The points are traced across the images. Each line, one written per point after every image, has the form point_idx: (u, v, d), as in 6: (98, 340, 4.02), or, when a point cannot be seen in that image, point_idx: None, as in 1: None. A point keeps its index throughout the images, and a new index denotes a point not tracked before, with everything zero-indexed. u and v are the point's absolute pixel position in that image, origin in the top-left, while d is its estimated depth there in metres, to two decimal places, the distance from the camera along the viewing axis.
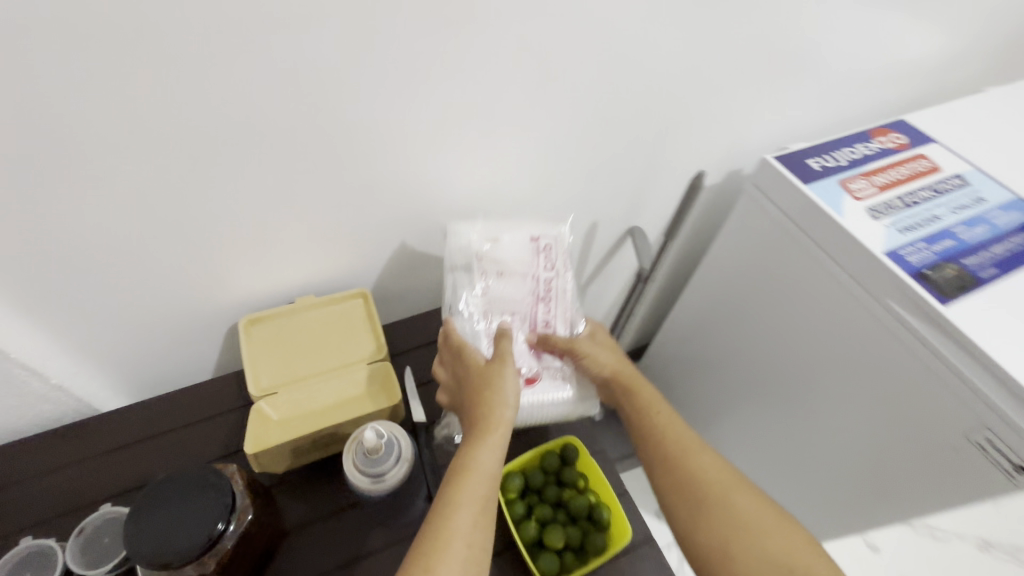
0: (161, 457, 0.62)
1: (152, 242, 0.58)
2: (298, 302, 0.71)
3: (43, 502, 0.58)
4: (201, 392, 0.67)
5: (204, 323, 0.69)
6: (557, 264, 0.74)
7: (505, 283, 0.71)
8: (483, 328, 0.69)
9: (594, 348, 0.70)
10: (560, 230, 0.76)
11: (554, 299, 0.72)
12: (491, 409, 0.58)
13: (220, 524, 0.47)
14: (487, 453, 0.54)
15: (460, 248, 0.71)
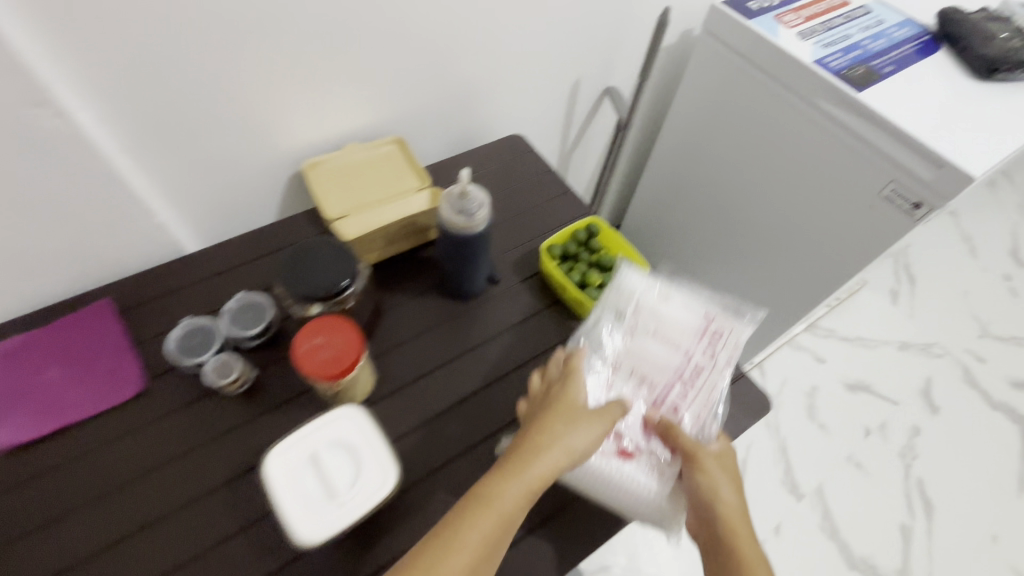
0: (255, 276, 0.73)
1: (215, 83, 0.65)
2: (345, 149, 0.82)
3: (159, 317, 0.68)
4: (277, 227, 0.79)
5: (258, 174, 0.78)
6: (719, 355, 0.66)
7: (651, 346, 0.66)
8: (603, 372, 0.65)
9: (717, 474, 0.58)
10: (740, 326, 0.68)
11: (694, 386, 0.65)
12: (553, 449, 0.52)
13: (344, 281, 0.60)
14: (513, 491, 0.49)
15: (623, 291, 0.68)
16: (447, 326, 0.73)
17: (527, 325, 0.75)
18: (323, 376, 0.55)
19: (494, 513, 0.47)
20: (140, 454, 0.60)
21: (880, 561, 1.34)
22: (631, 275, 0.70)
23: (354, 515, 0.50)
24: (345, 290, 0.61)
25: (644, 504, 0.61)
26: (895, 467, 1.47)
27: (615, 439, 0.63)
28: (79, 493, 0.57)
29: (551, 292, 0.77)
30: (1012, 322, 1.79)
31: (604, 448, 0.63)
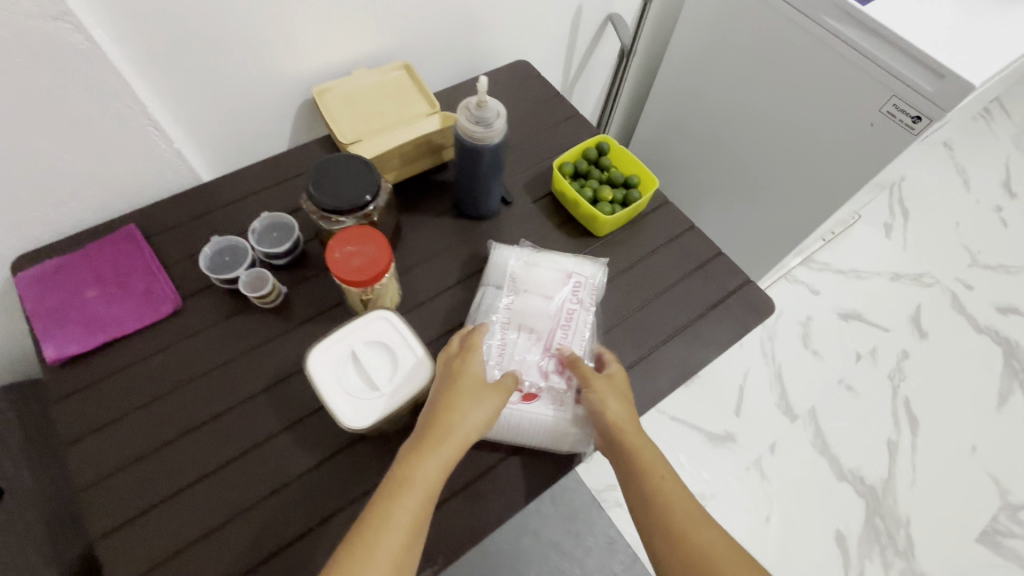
0: (276, 201, 0.75)
1: (222, 6, 0.64)
2: (355, 74, 0.82)
3: (186, 240, 0.70)
4: (293, 155, 0.80)
5: (270, 99, 0.79)
6: (584, 296, 0.69)
7: (527, 303, 0.67)
8: (493, 336, 0.66)
9: (606, 391, 0.60)
10: (594, 268, 0.71)
11: (573, 325, 0.67)
12: (460, 427, 0.54)
13: (367, 196, 0.62)
14: (432, 464, 0.51)
15: (498, 267, 0.71)
16: (467, 243, 0.76)
17: (543, 242, 0.77)
18: (354, 282, 0.58)
19: (416, 489, 0.49)
20: (185, 363, 0.62)
21: (867, 472, 1.43)
22: (508, 250, 0.73)
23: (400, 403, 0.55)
24: (365, 207, 0.62)
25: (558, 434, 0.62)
26: (884, 389, 1.55)
27: (516, 387, 0.64)
28: (130, 398, 0.60)
29: (565, 210, 0.80)
30: (1002, 250, 1.84)
31: (507, 398, 0.63)
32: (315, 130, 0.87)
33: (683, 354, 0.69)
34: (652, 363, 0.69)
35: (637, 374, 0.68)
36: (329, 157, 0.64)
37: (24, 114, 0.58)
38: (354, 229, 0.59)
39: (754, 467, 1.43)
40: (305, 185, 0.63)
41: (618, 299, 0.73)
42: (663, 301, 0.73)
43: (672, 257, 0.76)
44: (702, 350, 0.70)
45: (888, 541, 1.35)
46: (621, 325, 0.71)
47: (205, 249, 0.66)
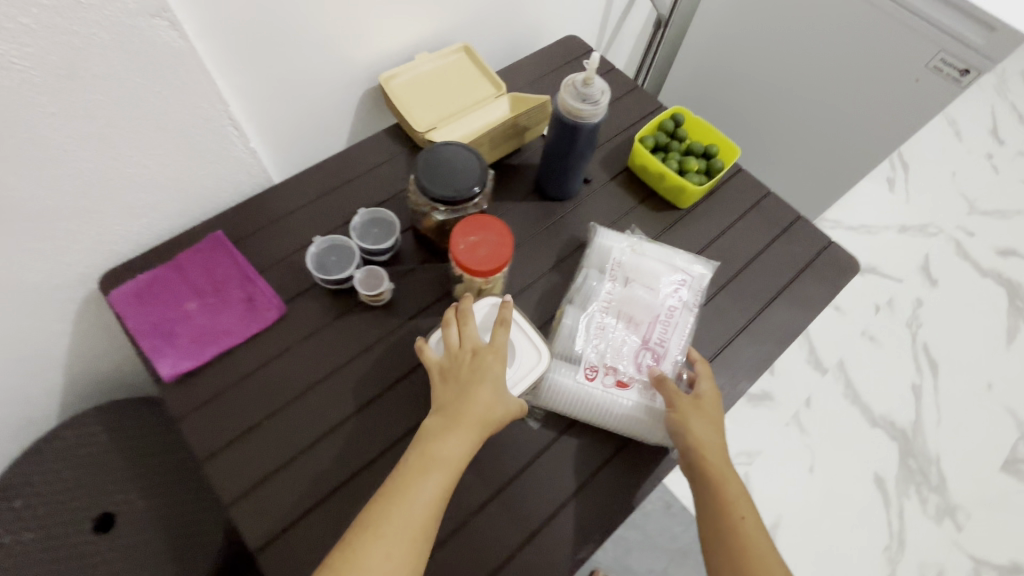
0: (359, 196, 0.73)
1: None
2: (418, 58, 0.79)
3: (276, 244, 0.68)
4: (364, 147, 0.77)
5: (337, 90, 0.75)
6: (687, 298, 0.68)
7: (631, 294, 0.68)
8: (592, 321, 0.66)
9: (688, 412, 0.59)
10: (701, 269, 0.70)
11: (673, 325, 0.67)
12: (481, 418, 0.50)
13: (477, 187, 0.60)
14: (450, 447, 0.48)
15: (600, 252, 0.70)
16: (555, 225, 0.75)
17: (629, 217, 0.77)
18: (471, 269, 0.57)
19: (433, 471, 0.47)
20: (304, 368, 0.61)
21: (897, 417, 1.39)
22: (609, 235, 0.72)
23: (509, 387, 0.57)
24: (473, 197, 0.61)
25: (642, 425, 0.62)
26: (905, 337, 1.51)
27: (611, 371, 0.64)
28: (258, 406, 0.59)
29: (645, 185, 0.79)
30: (1010, 185, 1.80)
31: (603, 380, 0.63)
32: (375, 120, 0.84)
33: (784, 318, 0.71)
34: (759, 327, 0.70)
35: (743, 341, 0.69)
36: (432, 148, 0.62)
37: (113, 119, 0.54)
38: (473, 218, 0.59)
39: (793, 422, 1.36)
40: (413, 176, 0.62)
41: (714, 270, 0.73)
42: (759, 265, 0.74)
43: (756, 224, 0.77)
44: (801, 313, 0.71)
45: (921, 479, 1.32)
46: (720, 295, 0.72)
47: (310, 250, 0.64)
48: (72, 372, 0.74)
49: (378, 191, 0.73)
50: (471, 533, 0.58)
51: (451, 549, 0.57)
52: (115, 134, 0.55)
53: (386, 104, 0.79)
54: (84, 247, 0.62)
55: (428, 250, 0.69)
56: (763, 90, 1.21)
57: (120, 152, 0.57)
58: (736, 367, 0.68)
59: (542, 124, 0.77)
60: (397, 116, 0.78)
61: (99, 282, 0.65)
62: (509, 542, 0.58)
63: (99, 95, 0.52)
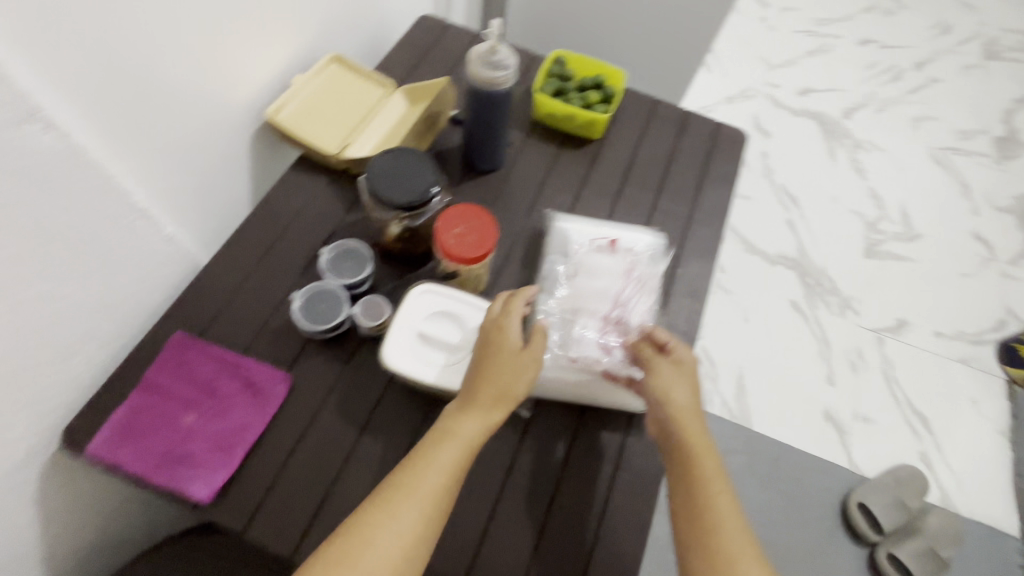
0: (303, 240, 0.69)
1: (162, 46, 0.55)
2: (295, 83, 0.74)
3: (244, 321, 0.63)
4: (281, 192, 0.72)
5: (229, 143, 0.69)
6: (643, 264, 0.68)
7: (582, 287, 0.66)
8: (565, 305, 0.65)
9: (668, 378, 0.57)
10: (651, 238, 0.71)
11: (628, 302, 0.65)
12: (501, 394, 0.52)
13: (435, 186, 0.60)
14: (465, 427, 0.51)
15: (562, 237, 0.70)
16: (499, 193, 0.77)
17: (557, 162, 0.81)
18: (448, 244, 0.58)
19: (446, 447, 0.50)
20: (344, 420, 0.59)
21: (786, 250, 1.64)
22: (567, 221, 0.71)
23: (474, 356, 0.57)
24: (434, 197, 0.61)
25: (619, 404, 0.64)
26: (766, 187, 1.77)
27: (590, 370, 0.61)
28: (319, 478, 0.56)
29: (557, 130, 0.84)
30: (786, 37, 2.14)
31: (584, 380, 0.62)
32: (272, 162, 0.78)
33: (717, 196, 0.81)
34: (702, 210, 0.79)
35: (697, 227, 0.78)
36: (373, 163, 0.61)
37: (15, 252, 0.46)
38: (471, 214, 0.60)
39: (719, 287, 1.56)
40: (368, 193, 0.60)
41: (646, 178, 0.81)
42: (678, 160, 0.83)
43: (659, 131, 0.86)
44: (726, 187, 0.82)
45: (821, 289, 1.58)
46: (661, 197, 0.80)
47: (294, 306, 0.60)
48: (56, 562, 0.63)
49: (320, 228, 0.70)
50: (568, 486, 0.61)
51: (558, 508, 0.60)
52: (22, 267, 0.47)
53: (284, 140, 0.74)
54: (28, 414, 0.53)
55: (399, 263, 0.67)
56: (602, 39, 1.51)
57: (35, 288, 0.49)
58: (703, 249, 0.76)
59: (448, 107, 0.78)
60: (301, 149, 0.74)
61: (58, 446, 0.56)
62: (602, 476, 0.62)
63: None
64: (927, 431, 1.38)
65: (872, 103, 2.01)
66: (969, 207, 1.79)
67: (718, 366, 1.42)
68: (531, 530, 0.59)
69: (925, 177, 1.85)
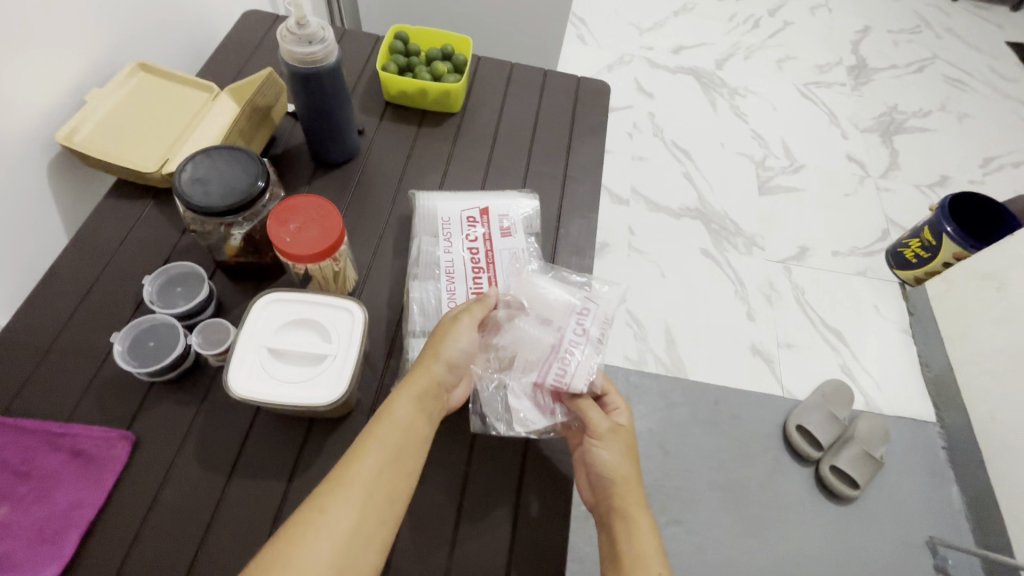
0: (132, 275, 0.59)
1: None
2: (92, 99, 0.64)
3: (66, 381, 0.53)
4: (96, 225, 0.62)
5: (14, 178, 0.58)
6: (521, 234, 0.63)
7: (518, 330, 0.56)
8: (444, 295, 0.58)
9: (609, 446, 0.52)
10: (523, 202, 0.65)
11: (569, 352, 0.54)
12: (431, 362, 0.51)
13: (260, 181, 0.53)
14: (401, 403, 0.48)
15: (428, 216, 0.63)
16: (359, 185, 0.71)
17: (418, 142, 0.76)
18: (279, 235, 0.51)
19: (383, 425, 0.46)
20: (206, 467, 0.50)
21: (688, 201, 1.69)
22: (431, 200, 0.64)
23: (351, 363, 0.49)
24: (263, 194, 0.54)
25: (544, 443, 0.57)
26: (657, 144, 1.81)
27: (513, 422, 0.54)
28: (182, 541, 0.47)
29: (414, 109, 0.78)
30: (651, 2, 2.22)
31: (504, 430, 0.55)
32: (87, 194, 0.68)
33: (589, 149, 0.79)
34: (577, 165, 0.77)
35: (574, 183, 0.75)
36: (183, 170, 0.53)
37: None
38: (309, 206, 0.53)
39: (631, 247, 1.57)
40: (180, 201, 0.52)
41: (516, 143, 0.78)
42: (546, 120, 0.81)
43: (522, 94, 0.83)
44: (597, 139, 0.80)
45: (726, 232, 1.64)
46: (534, 159, 0.77)
47: (116, 348, 0.50)
48: None
49: (151, 258, 0.61)
50: (478, 478, 0.54)
51: (472, 506, 0.53)
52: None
53: (90, 166, 0.64)
54: None
55: (250, 279, 0.60)
56: None
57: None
58: (583, 204, 0.73)
59: (281, 99, 0.70)
60: (114, 173, 0.64)
61: None
62: (514, 458, 0.56)
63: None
64: (843, 344, 1.46)
65: (739, 51, 2.12)
66: (838, 132, 1.93)
67: (645, 325, 1.43)
68: (445, 538, 0.51)
69: (797, 111, 1.97)
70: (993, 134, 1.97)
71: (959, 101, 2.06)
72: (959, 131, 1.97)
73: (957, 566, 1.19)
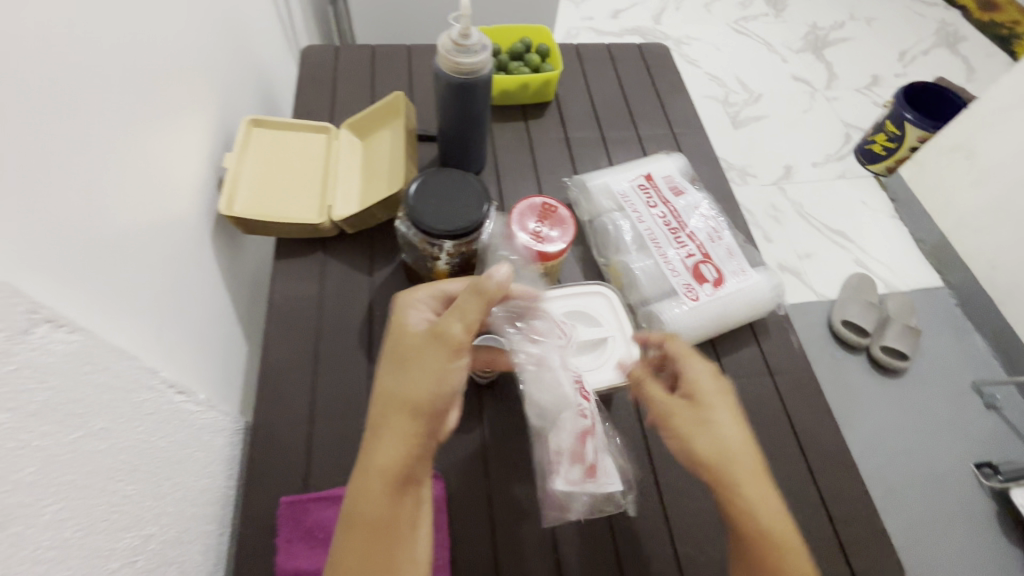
0: (345, 325, 0.58)
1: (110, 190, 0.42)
2: (231, 164, 0.61)
3: (344, 442, 0.51)
4: (283, 289, 0.60)
5: (197, 264, 0.55)
6: (690, 189, 0.66)
7: (686, 267, 0.60)
8: (653, 260, 0.61)
9: (698, 419, 0.42)
10: (674, 160, 0.69)
11: (731, 272, 0.60)
12: (382, 413, 0.38)
13: (486, 206, 0.52)
14: (347, 484, 0.37)
15: (603, 194, 0.65)
16: (503, 187, 0.72)
17: (531, 134, 0.77)
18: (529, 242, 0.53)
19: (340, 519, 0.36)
20: (529, 483, 0.52)
21: None
22: (599, 180, 0.67)
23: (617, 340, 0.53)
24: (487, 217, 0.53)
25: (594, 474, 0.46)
26: None
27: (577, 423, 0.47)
28: (538, 556, 0.49)
29: (513, 107, 0.80)
30: None
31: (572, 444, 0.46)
32: (239, 265, 0.65)
33: (679, 106, 0.83)
34: (678, 122, 0.81)
35: (683, 139, 0.79)
36: (420, 217, 0.51)
37: (62, 519, 0.30)
38: (542, 209, 0.55)
39: None
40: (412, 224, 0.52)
41: (617, 115, 0.81)
42: (631, 88, 0.84)
43: (598, 72, 0.86)
44: (681, 96, 0.84)
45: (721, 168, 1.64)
46: (639, 125, 0.80)
47: None
48: None
49: (354, 307, 0.59)
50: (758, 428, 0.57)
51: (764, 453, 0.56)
52: (76, 537, 0.31)
53: (250, 233, 0.61)
54: None
55: None
56: None
57: (94, 560, 0.32)
58: (699, 155, 0.78)
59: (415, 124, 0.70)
60: (277, 235, 0.62)
61: None
62: (770, 393, 0.59)
63: (18, 507, 0.27)
64: (847, 239, 1.45)
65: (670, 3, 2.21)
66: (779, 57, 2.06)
67: None
68: None
69: (740, 48, 2.07)
70: (904, 28, 2.15)
71: (865, 7, 2.23)
72: (874, 33, 2.14)
73: (1006, 400, 1.21)
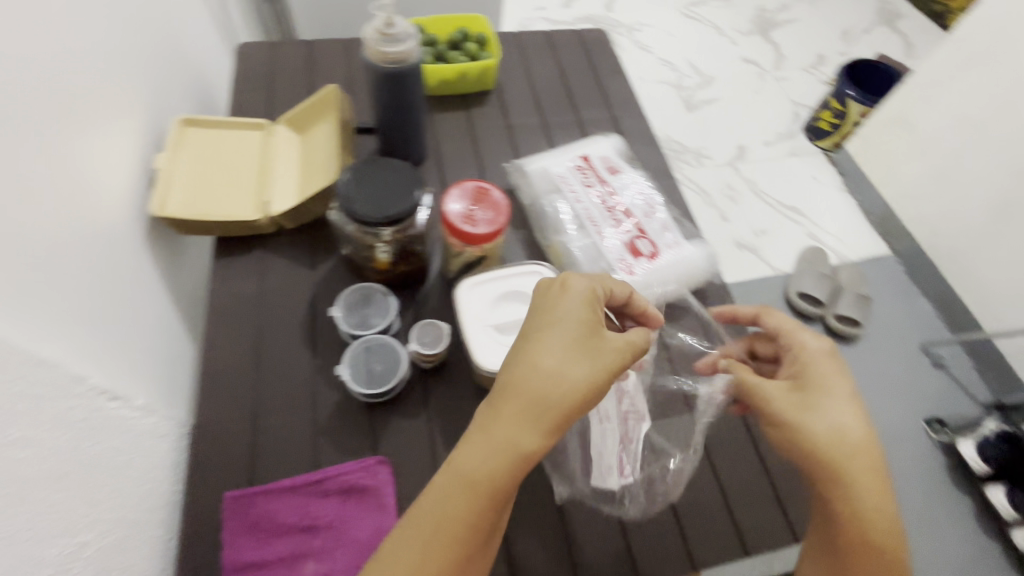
0: (289, 322, 0.58)
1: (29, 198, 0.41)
2: (162, 164, 0.60)
3: (291, 438, 0.52)
4: (224, 291, 0.59)
5: (131, 270, 0.54)
6: (625, 169, 0.68)
7: (620, 242, 0.62)
8: (590, 238, 0.62)
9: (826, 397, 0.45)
10: (610, 141, 0.71)
11: (665, 246, 0.62)
12: (531, 380, 0.37)
13: (418, 191, 0.53)
14: (475, 447, 0.36)
15: (542, 177, 0.67)
16: (446, 178, 0.72)
17: (473, 124, 0.78)
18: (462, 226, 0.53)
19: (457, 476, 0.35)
20: None
21: None
22: (537, 164, 0.68)
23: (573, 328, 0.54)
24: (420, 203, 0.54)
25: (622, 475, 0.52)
26: None
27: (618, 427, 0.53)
28: None
29: (454, 97, 0.80)
30: None
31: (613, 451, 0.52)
32: (178, 270, 0.63)
33: (619, 91, 0.84)
34: (617, 105, 0.83)
35: (623, 122, 0.81)
36: (351, 205, 0.51)
37: None
38: (477, 193, 0.55)
39: None
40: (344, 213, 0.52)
41: (557, 101, 0.82)
42: (571, 74, 0.85)
43: (538, 59, 0.87)
44: (620, 80, 0.86)
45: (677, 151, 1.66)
46: (580, 110, 0.81)
47: (344, 371, 0.52)
48: None
49: (297, 304, 0.59)
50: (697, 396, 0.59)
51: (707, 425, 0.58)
52: (4, 547, 0.31)
53: (186, 233, 0.60)
54: None
55: (404, 287, 0.61)
56: None
57: (28, 567, 0.32)
58: (639, 137, 0.79)
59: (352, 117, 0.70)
60: (214, 234, 0.61)
61: None
62: None
63: None
64: (799, 216, 1.50)
65: None
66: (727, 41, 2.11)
67: None
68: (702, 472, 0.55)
69: (689, 34, 2.11)
70: (844, 7, 2.22)
71: None
72: (817, 14, 2.21)
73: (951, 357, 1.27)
